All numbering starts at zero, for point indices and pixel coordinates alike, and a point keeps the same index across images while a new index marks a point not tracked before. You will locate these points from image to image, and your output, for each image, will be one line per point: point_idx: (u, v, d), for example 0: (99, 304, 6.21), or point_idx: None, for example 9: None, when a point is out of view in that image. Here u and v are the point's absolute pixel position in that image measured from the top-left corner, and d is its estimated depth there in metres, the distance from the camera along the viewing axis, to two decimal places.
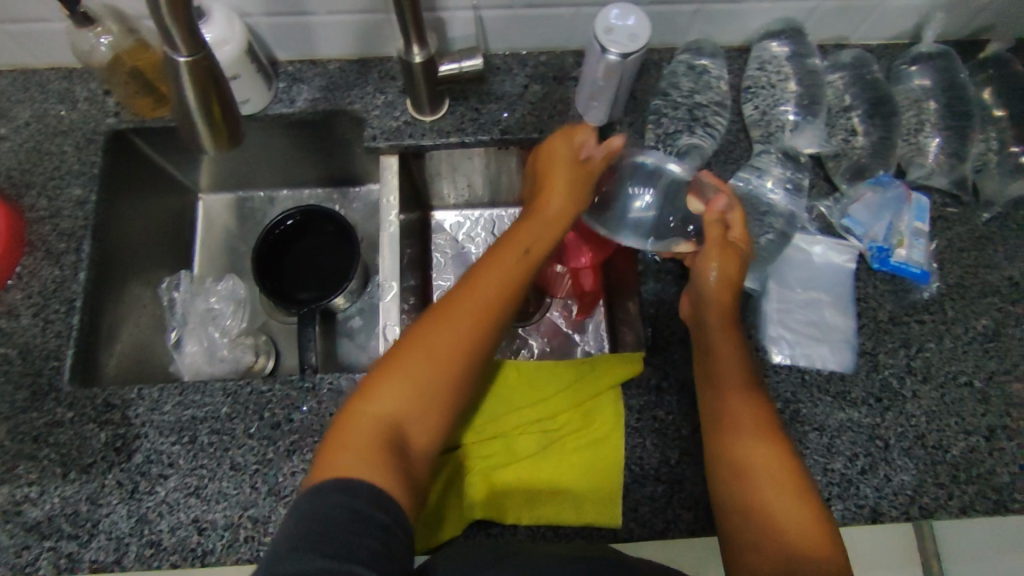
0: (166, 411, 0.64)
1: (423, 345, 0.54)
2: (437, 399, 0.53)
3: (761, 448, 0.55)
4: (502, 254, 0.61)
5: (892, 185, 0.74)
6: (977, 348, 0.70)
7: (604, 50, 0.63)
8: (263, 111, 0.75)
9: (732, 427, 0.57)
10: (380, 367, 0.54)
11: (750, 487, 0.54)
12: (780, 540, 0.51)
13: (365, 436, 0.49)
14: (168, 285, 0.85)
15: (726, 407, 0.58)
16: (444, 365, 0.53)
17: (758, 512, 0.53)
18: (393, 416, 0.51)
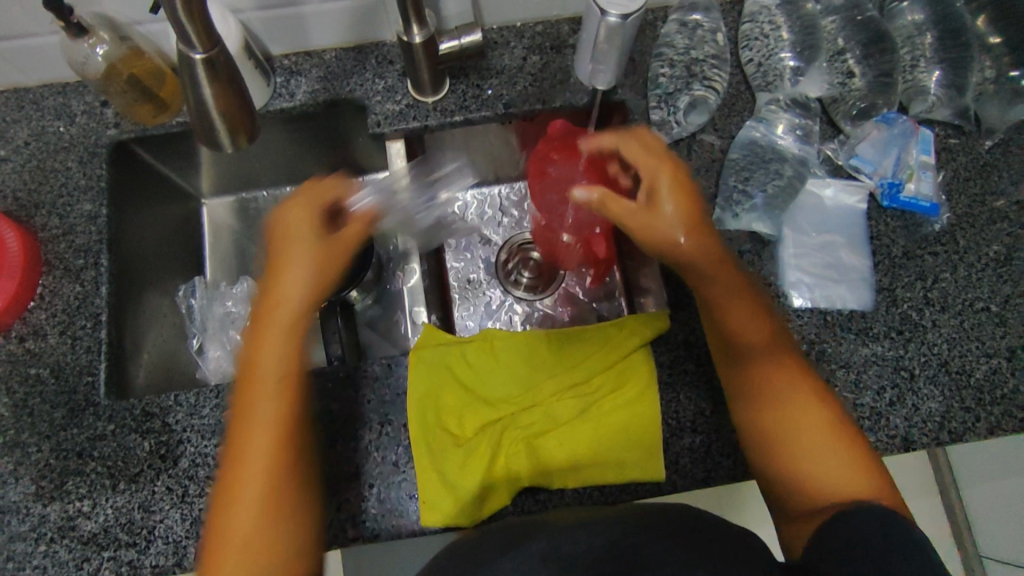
0: (206, 415, 0.64)
1: (246, 430, 0.53)
2: (285, 500, 0.52)
3: (790, 391, 0.58)
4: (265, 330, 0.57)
5: (898, 121, 0.75)
6: (990, 274, 0.72)
7: (604, 12, 0.63)
8: (264, 107, 0.75)
9: (764, 382, 0.59)
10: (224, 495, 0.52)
11: (782, 431, 0.57)
12: (820, 482, 0.54)
13: (269, 517, 0.51)
14: (185, 293, 0.86)
15: (759, 362, 0.59)
16: (268, 479, 0.52)
17: (795, 455, 0.56)
18: (257, 519, 0.51)
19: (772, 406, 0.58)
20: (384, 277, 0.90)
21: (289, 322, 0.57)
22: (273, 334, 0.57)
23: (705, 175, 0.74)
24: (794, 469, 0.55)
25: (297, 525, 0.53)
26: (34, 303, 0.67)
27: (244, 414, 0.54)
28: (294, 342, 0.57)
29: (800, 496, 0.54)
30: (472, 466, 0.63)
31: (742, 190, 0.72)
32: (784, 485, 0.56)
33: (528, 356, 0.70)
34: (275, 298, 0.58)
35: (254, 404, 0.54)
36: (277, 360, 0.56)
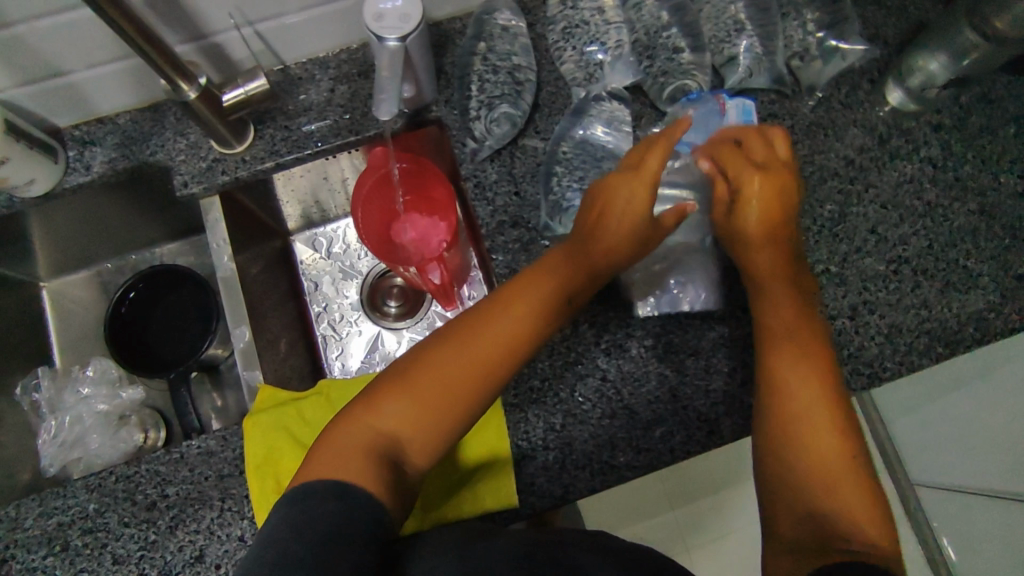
0: (29, 527, 0.60)
1: (430, 373, 0.56)
2: (431, 424, 0.55)
3: (825, 420, 0.56)
4: (527, 277, 0.60)
5: (706, 100, 0.71)
6: (827, 234, 0.71)
7: (382, 38, 0.60)
8: (59, 186, 0.70)
9: (810, 410, 0.57)
10: (390, 384, 0.56)
11: (812, 473, 0.55)
12: (832, 525, 0.53)
13: (366, 454, 0.52)
14: (24, 389, 0.81)
15: (798, 398, 0.57)
16: (462, 391, 0.56)
17: (817, 495, 0.55)
18: (393, 433, 0.54)
19: (811, 428, 0.56)
20: None
21: (484, 326, 0.58)
22: (558, 264, 0.60)
23: (530, 182, 0.71)
24: (817, 502, 0.54)
25: (430, 448, 0.55)
26: None
27: (448, 345, 0.57)
28: (545, 284, 0.60)
29: (811, 531, 0.54)
30: None
31: (575, 191, 0.71)
32: (788, 507, 0.56)
33: None
34: (544, 260, 0.62)
35: (437, 358, 0.57)
36: (545, 288, 0.59)
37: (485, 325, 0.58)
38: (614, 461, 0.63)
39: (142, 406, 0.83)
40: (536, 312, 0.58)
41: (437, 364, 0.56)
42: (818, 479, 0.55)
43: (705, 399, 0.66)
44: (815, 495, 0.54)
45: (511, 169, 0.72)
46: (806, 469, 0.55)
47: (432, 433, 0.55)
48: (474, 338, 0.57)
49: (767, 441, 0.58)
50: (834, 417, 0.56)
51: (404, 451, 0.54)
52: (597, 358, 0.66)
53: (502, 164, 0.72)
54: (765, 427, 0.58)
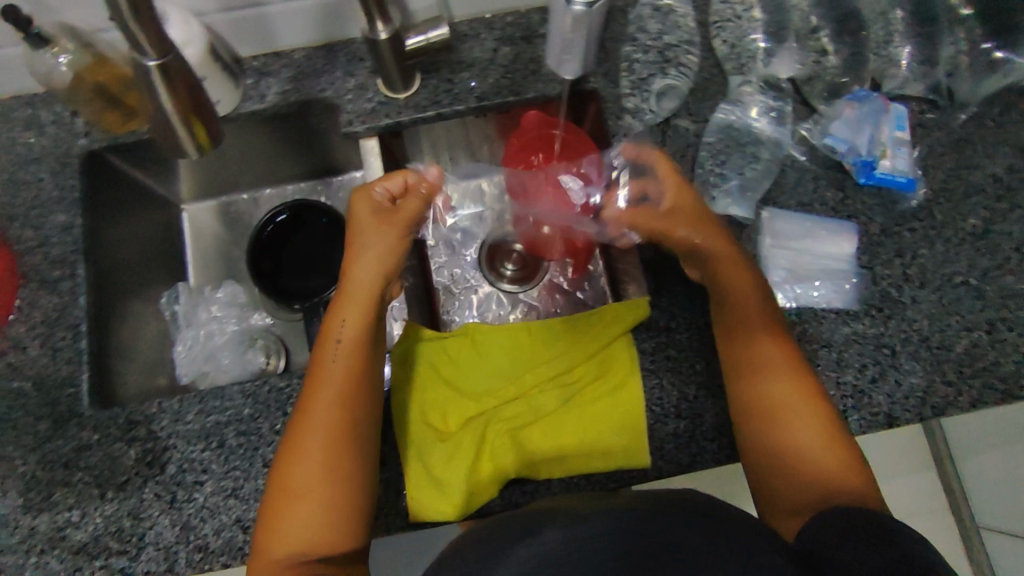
0: (190, 421, 0.64)
1: (286, 483, 0.55)
2: (333, 516, 0.54)
3: (778, 387, 0.59)
4: (320, 376, 0.59)
5: (869, 99, 0.73)
6: (969, 247, 0.72)
7: (570, 2, 0.59)
8: (236, 110, 0.74)
9: (761, 386, 0.59)
10: (277, 500, 0.55)
11: (791, 437, 0.57)
12: (814, 480, 0.54)
13: (327, 480, 0.55)
14: (168, 299, 0.85)
15: (773, 383, 0.59)
16: (330, 482, 0.55)
17: (801, 470, 0.55)
18: (302, 547, 0.53)
19: (791, 422, 0.57)
20: None
21: (339, 386, 0.58)
22: (351, 307, 0.62)
23: (679, 161, 0.73)
24: (797, 472, 0.55)
25: (343, 516, 0.55)
26: (14, 316, 0.67)
27: (289, 452, 0.56)
28: (353, 344, 0.60)
29: (812, 492, 0.54)
30: (458, 460, 0.63)
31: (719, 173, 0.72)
32: (778, 478, 0.56)
33: (512, 349, 0.70)
34: (349, 289, 0.63)
35: (293, 466, 0.55)
36: (343, 359, 0.59)
37: (320, 395, 0.58)
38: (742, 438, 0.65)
39: (267, 331, 0.87)
40: (332, 398, 0.57)
41: (291, 471, 0.55)
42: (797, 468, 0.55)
43: (834, 391, 0.67)
44: (798, 470, 0.55)
45: (662, 146, 0.73)
46: (789, 452, 0.56)
47: (337, 507, 0.55)
48: (320, 435, 0.56)
49: (754, 413, 0.59)
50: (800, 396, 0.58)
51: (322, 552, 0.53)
52: None
53: (653, 140, 0.74)
54: (758, 403, 0.59)
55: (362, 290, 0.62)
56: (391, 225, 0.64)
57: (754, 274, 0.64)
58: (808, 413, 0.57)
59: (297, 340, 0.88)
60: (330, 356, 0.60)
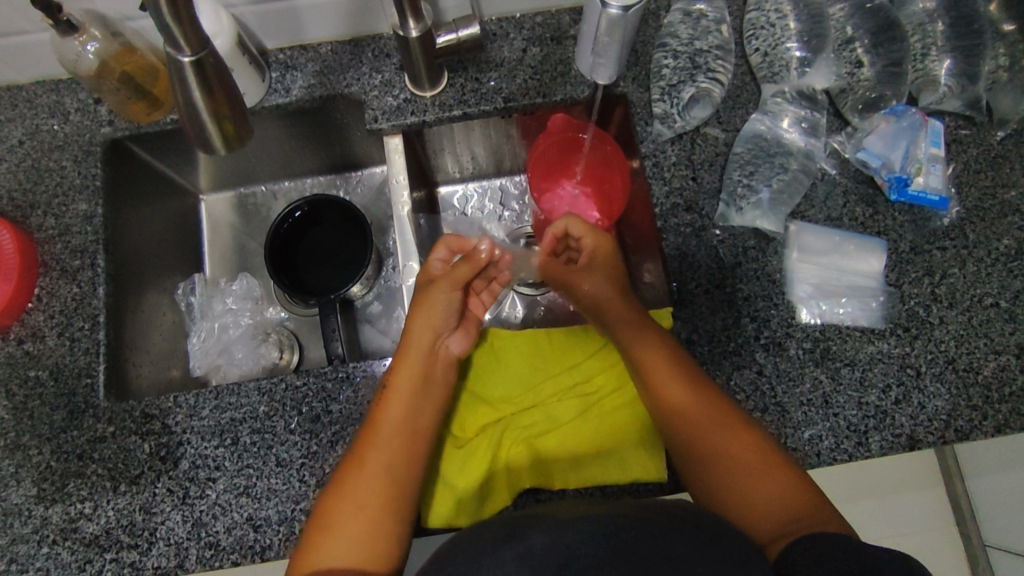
0: (205, 416, 0.64)
1: (332, 525, 0.56)
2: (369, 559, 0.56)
3: (705, 414, 0.59)
4: (379, 419, 0.60)
5: (907, 113, 0.71)
6: (1001, 269, 0.70)
7: (604, 3, 0.60)
8: (261, 103, 0.73)
9: (678, 412, 0.60)
10: (318, 534, 0.56)
11: (726, 455, 0.58)
12: (765, 502, 0.56)
13: (375, 521, 0.57)
14: (184, 291, 0.85)
15: (679, 395, 0.60)
16: (368, 531, 0.56)
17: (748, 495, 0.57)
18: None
19: (714, 445, 0.58)
20: (383, 273, 0.89)
21: (397, 433, 0.60)
22: (405, 373, 0.62)
23: (707, 170, 0.72)
24: (752, 508, 0.56)
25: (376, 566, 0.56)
26: (32, 304, 0.67)
27: (337, 493, 0.57)
28: (410, 404, 0.61)
29: (768, 524, 0.55)
30: (471, 466, 0.63)
31: (747, 185, 0.70)
32: (732, 498, 0.57)
33: (531, 356, 0.68)
34: (409, 359, 0.63)
35: (343, 504, 0.57)
36: (401, 416, 0.60)
37: (382, 437, 0.59)
38: None
39: (281, 326, 0.86)
40: (386, 455, 0.59)
41: (333, 517, 0.56)
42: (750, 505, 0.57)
43: (856, 410, 0.66)
44: (752, 507, 0.56)
45: (691, 154, 0.72)
46: (738, 492, 0.57)
47: (369, 554, 0.56)
48: (371, 485, 0.57)
49: (694, 459, 0.60)
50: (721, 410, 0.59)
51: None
52: (756, 352, 0.67)
53: (682, 148, 0.73)
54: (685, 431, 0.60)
55: (418, 355, 0.63)
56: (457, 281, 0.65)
57: (641, 317, 0.65)
58: (723, 425, 0.59)
59: (311, 334, 0.86)
60: (389, 404, 0.61)
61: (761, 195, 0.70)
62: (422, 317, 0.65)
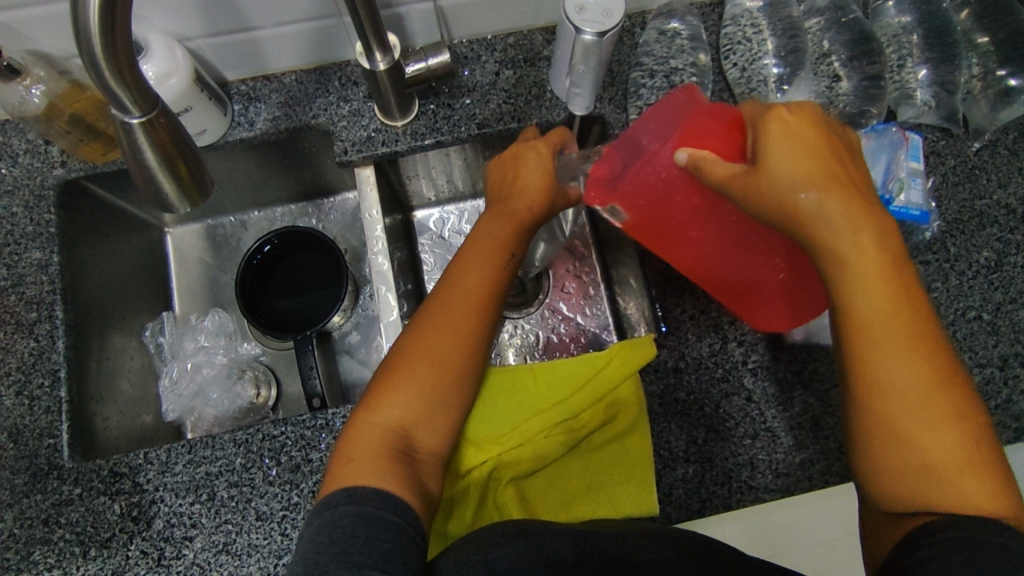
0: (178, 472, 0.61)
1: (415, 362, 0.56)
2: (433, 408, 0.56)
3: (888, 332, 0.48)
4: (472, 259, 0.61)
5: (886, 131, 0.70)
6: (982, 281, 0.70)
7: (579, 30, 0.59)
8: (223, 138, 0.70)
9: (863, 329, 0.48)
10: (387, 377, 0.56)
11: (892, 383, 0.47)
12: (926, 467, 0.47)
13: (446, 358, 0.57)
14: (152, 331, 0.81)
15: (866, 301, 0.48)
16: (448, 375, 0.57)
17: (911, 462, 0.47)
18: (399, 426, 0.54)
19: (892, 399, 0.47)
20: (360, 302, 0.85)
21: (480, 290, 0.60)
22: (501, 221, 0.63)
23: None
24: (898, 453, 0.47)
25: (443, 429, 0.56)
26: None
27: (425, 329, 0.58)
28: (502, 255, 0.62)
29: (908, 472, 0.47)
30: (460, 511, 0.62)
31: None
32: (882, 462, 0.48)
33: (517, 394, 0.66)
34: (511, 211, 0.63)
35: (425, 332, 0.57)
36: (487, 267, 0.61)
37: (463, 286, 0.60)
38: (753, 481, 0.63)
39: (256, 362, 0.82)
40: (474, 301, 0.59)
41: (420, 355, 0.57)
42: (896, 444, 0.47)
43: None
44: (898, 451, 0.47)
45: None
46: (876, 430, 0.48)
47: (444, 413, 0.56)
48: (451, 325, 0.58)
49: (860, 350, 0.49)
50: (912, 334, 0.48)
51: (415, 437, 0.55)
52: (744, 377, 0.65)
53: None
54: (843, 353, 0.50)
55: (521, 209, 0.63)
56: (548, 167, 0.64)
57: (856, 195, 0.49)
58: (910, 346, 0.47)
59: (288, 369, 0.83)
60: (477, 254, 0.61)
61: None
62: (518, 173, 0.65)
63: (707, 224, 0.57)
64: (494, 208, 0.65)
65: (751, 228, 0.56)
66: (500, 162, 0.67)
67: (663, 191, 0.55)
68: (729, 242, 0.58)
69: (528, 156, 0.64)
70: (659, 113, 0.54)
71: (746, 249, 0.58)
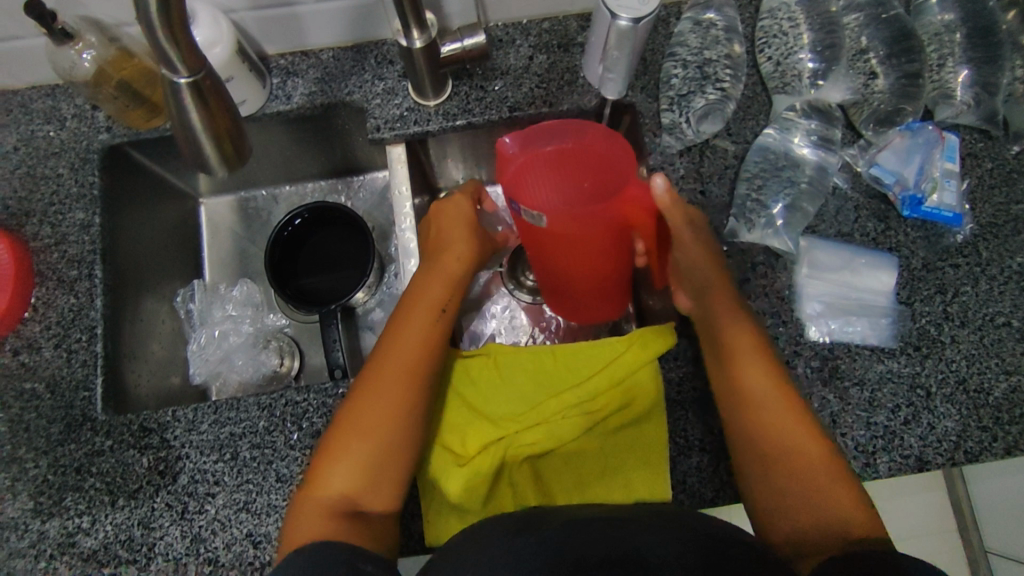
0: (204, 431, 0.63)
1: (353, 424, 0.57)
2: (381, 467, 0.56)
3: (753, 372, 0.58)
4: (408, 318, 0.62)
5: (923, 130, 0.71)
6: (1013, 287, 0.69)
7: (614, 16, 0.59)
8: (261, 111, 0.72)
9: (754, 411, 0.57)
10: (328, 449, 0.57)
11: (781, 453, 0.55)
12: (824, 523, 0.52)
13: (385, 417, 0.57)
14: (183, 297, 0.83)
15: (737, 335, 0.60)
16: (382, 433, 0.57)
17: (796, 501, 0.54)
18: (345, 493, 0.55)
19: (766, 438, 0.56)
20: (386, 280, 0.87)
21: (415, 346, 0.60)
22: (436, 280, 0.64)
23: (716, 183, 0.71)
24: (788, 495, 0.54)
25: (391, 488, 0.57)
26: (28, 315, 0.66)
27: (360, 397, 0.58)
28: (439, 310, 0.63)
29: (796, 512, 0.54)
30: (478, 484, 0.62)
31: (756, 199, 0.69)
32: (775, 508, 0.54)
33: (536, 374, 0.67)
34: (443, 265, 0.65)
35: (362, 400, 0.58)
36: (422, 322, 0.62)
37: (398, 348, 0.60)
38: None
39: (281, 333, 0.84)
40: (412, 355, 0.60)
41: (355, 415, 0.58)
42: (783, 490, 0.55)
43: (864, 431, 0.65)
44: (787, 494, 0.54)
45: (700, 166, 0.71)
46: (766, 481, 0.55)
47: (388, 473, 0.57)
48: (384, 387, 0.58)
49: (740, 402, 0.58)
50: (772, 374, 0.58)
51: (362, 501, 0.55)
52: None
53: (691, 161, 0.72)
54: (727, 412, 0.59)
55: (450, 263, 0.65)
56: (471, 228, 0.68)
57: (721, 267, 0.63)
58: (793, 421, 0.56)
59: (311, 341, 0.85)
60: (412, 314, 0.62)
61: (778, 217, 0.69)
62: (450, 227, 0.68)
63: (591, 251, 0.61)
64: (427, 265, 0.66)
65: (598, 270, 0.65)
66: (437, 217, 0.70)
67: (588, 226, 0.56)
68: (586, 265, 0.63)
69: (453, 215, 0.68)
70: (606, 147, 0.53)
71: (572, 263, 0.63)
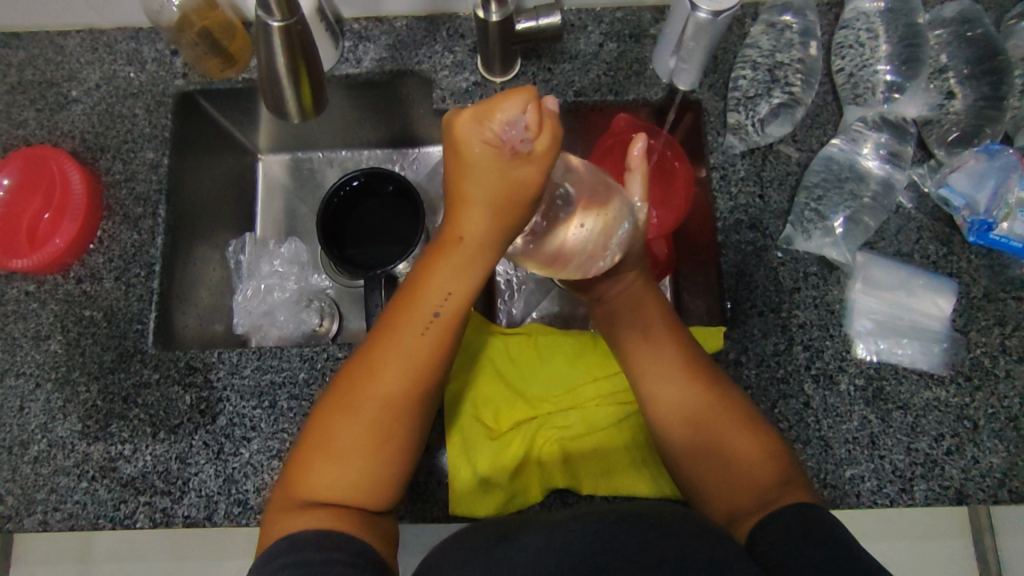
0: (246, 375, 0.64)
1: (331, 435, 0.51)
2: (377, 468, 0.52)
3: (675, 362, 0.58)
4: (411, 303, 0.50)
5: (1001, 153, 0.66)
6: None
7: (695, 7, 0.60)
8: (332, 71, 0.73)
9: (675, 404, 0.57)
10: (312, 445, 0.52)
11: (701, 436, 0.56)
12: (759, 491, 0.53)
13: (386, 417, 0.51)
14: (235, 248, 0.85)
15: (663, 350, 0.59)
16: (369, 438, 0.51)
17: (735, 489, 0.54)
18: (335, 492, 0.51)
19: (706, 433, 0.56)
20: None
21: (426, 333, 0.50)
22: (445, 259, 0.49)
23: (775, 189, 0.70)
24: (736, 485, 0.54)
25: (385, 484, 0.52)
26: (93, 247, 0.68)
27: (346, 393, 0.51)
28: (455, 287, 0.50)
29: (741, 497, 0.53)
30: (505, 457, 0.63)
31: (816, 209, 0.68)
32: (719, 496, 0.55)
33: (574, 358, 0.68)
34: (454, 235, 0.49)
35: (352, 396, 0.51)
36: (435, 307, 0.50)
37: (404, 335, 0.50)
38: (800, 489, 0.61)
39: (323, 294, 0.86)
40: (415, 350, 0.51)
41: (342, 412, 0.51)
42: (727, 476, 0.55)
43: (904, 455, 0.63)
44: (735, 483, 0.54)
45: (760, 170, 0.70)
46: (716, 474, 0.55)
47: (384, 470, 0.52)
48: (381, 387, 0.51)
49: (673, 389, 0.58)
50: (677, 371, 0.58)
51: (353, 500, 0.51)
52: (805, 382, 0.64)
53: (753, 163, 0.70)
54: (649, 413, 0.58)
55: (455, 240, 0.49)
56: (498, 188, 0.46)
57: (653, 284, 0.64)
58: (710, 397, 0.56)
59: (351, 305, 0.86)
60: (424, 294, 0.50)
61: (840, 226, 0.67)
62: (465, 183, 0.47)
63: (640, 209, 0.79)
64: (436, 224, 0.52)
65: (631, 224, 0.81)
66: (452, 152, 0.48)
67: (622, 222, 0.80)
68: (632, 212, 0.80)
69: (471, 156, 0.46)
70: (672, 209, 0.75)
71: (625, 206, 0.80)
